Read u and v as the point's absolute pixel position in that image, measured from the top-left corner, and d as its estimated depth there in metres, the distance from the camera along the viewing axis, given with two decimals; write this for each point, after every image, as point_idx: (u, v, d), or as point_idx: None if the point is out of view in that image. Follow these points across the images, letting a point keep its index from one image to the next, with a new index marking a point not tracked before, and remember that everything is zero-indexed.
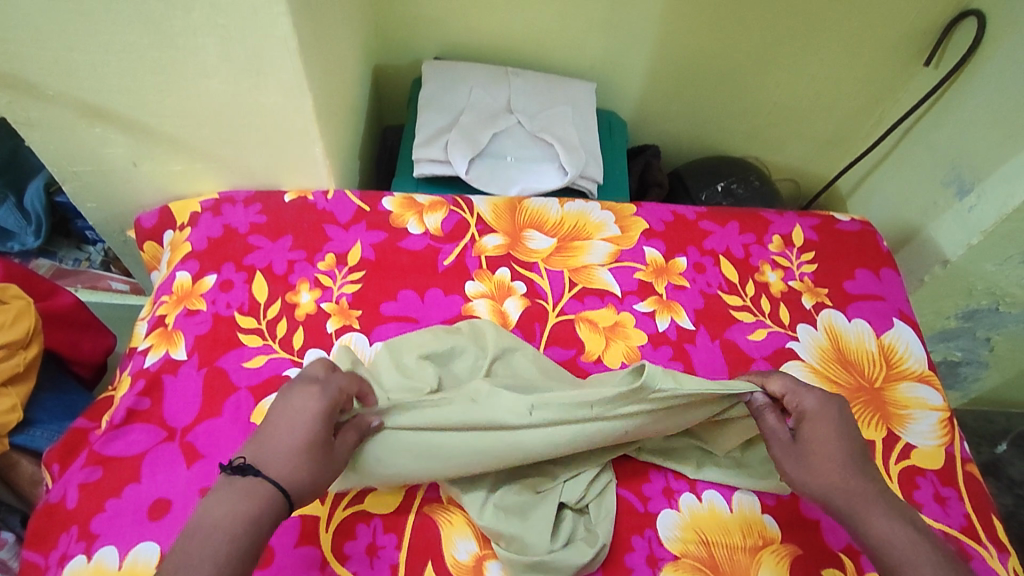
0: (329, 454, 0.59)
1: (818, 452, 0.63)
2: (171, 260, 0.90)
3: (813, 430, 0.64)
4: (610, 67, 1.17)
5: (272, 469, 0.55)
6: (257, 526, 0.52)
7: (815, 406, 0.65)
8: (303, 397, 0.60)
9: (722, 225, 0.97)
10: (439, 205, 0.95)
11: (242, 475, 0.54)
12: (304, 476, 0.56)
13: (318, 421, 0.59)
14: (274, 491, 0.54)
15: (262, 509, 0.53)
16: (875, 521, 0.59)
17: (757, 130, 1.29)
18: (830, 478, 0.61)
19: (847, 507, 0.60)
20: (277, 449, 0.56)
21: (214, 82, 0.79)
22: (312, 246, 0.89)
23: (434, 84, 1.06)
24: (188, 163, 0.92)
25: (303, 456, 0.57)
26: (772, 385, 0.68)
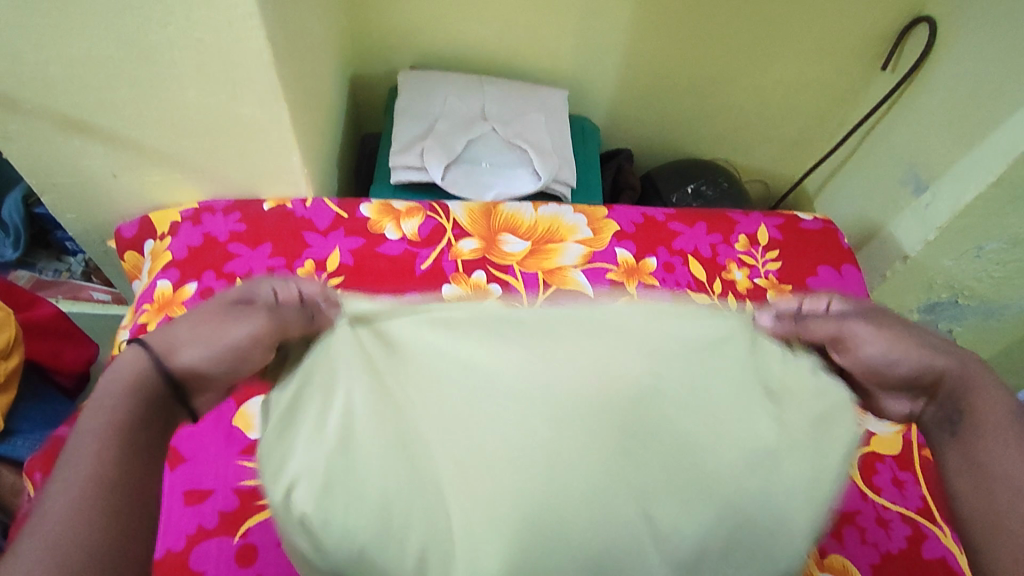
0: (231, 314, 0.55)
1: (898, 336, 0.60)
2: (151, 269, 0.91)
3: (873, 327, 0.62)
4: (582, 74, 1.20)
5: (154, 338, 0.54)
6: (133, 398, 0.49)
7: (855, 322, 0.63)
8: (228, 294, 0.60)
9: (691, 226, 1.01)
10: (415, 211, 0.98)
11: (120, 353, 0.53)
12: (188, 336, 0.54)
13: (231, 300, 0.58)
14: (145, 356, 0.52)
15: (132, 381, 0.50)
16: (990, 395, 0.55)
17: (725, 133, 1.33)
18: (929, 351, 0.59)
19: (959, 375, 0.57)
20: (174, 323, 0.55)
21: (191, 94, 0.81)
22: (291, 253, 0.91)
23: (410, 93, 1.09)
24: (167, 174, 0.94)
25: (195, 325, 0.55)
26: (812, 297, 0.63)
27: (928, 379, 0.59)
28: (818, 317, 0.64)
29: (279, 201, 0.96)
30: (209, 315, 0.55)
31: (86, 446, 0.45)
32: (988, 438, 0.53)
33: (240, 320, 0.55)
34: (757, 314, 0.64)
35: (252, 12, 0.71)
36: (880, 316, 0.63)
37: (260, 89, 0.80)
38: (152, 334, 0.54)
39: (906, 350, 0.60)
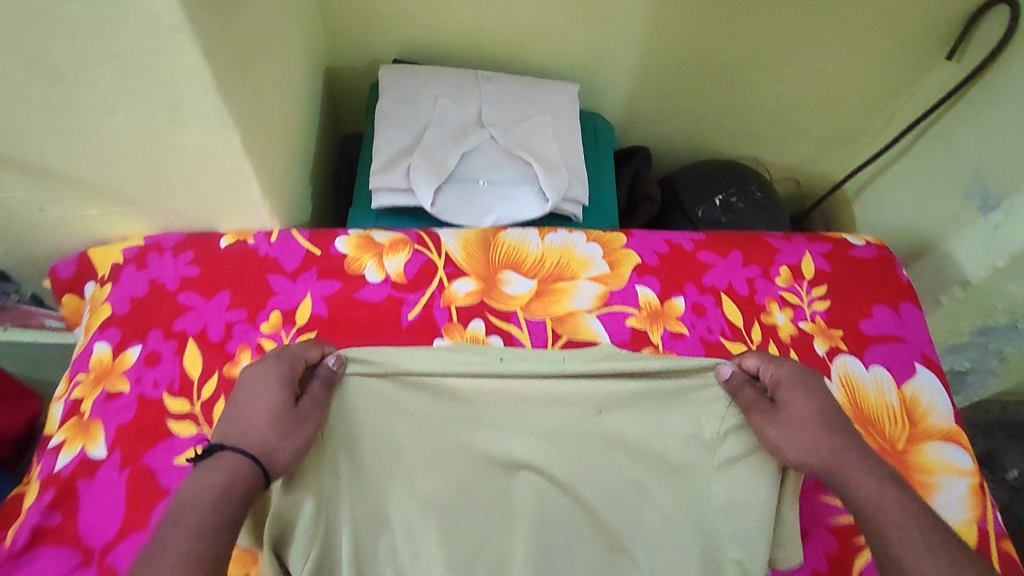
0: (296, 415, 0.58)
1: (796, 413, 0.62)
2: (88, 326, 0.78)
3: (789, 395, 0.64)
4: (596, 64, 1.02)
5: (239, 443, 0.55)
6: (234, 495, 0.51)
7: (790, 375, 0.65)
8: (263, 379, 0.61)
9: (724, 256, 0.86)
10: (401, 244, 0.83)
11: (211, 455, 0.54)
12: (274, 442, 0.56)
13: (273, 389, 0.59)
14: (245, 460, 0.54)
15: (233, 481, 0.52)
16: (861, 488, 0.58)
17: (759, 128, 1.16)
18: (813, 435, 0.61)
19: (829, 468, 0.60)
20: (242, 424, 0.57)
21: (119, 119, 0.64)
22: (253, 302, 0.77)
23: (393, 93, 0.92)
24: (104, 207, 0.79)
25: (270, 427, 0.56)
26: (749, 362, 0.67)
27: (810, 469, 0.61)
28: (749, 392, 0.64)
29: (238, 236, 0.81)
30: (277, 415, 0.57)
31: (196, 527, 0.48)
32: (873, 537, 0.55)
33: (301, 413, 0.58)
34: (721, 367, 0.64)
35: (180, 25, 0.54)
36: (789, 395, 0.64)
37: (202, 114, 0.63)
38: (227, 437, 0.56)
39: (800, 439, 0.61)
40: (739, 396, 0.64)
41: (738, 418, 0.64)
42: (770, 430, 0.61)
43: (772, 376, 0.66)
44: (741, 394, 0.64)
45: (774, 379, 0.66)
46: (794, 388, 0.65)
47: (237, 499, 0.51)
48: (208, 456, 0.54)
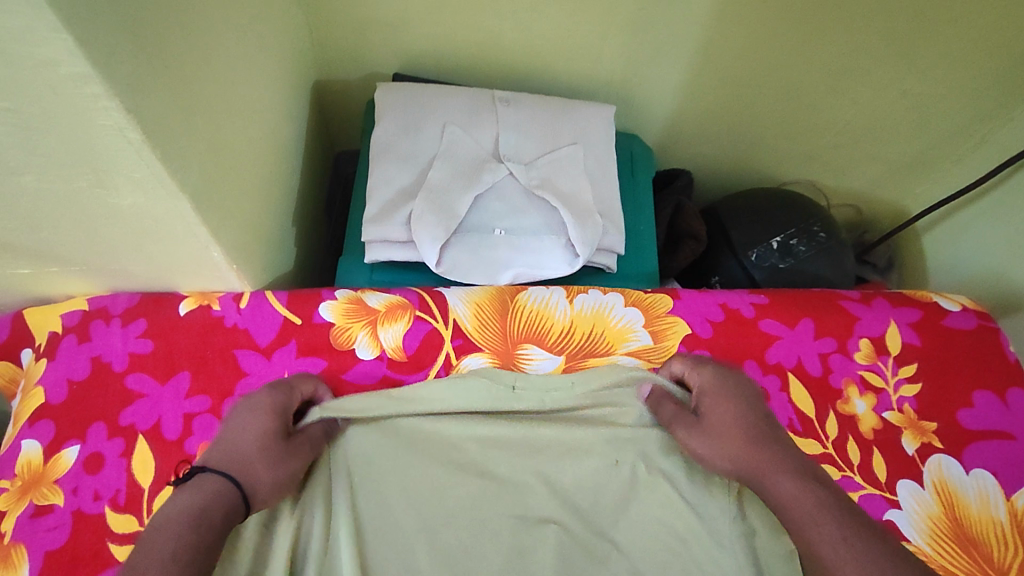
0: (286, 446, 0.56)
1: (716, 420, 0.60)
2: (17, 416, 0.63)
3: (709, 403, 0.61)
4: (634, 80, 0.89)
5: (223, 464, 0.52)
6: (215, 512, 0.48)
7: (708, 380, 0.63)
8: (253, 404, 0.58)
9: (791, 325, 0.71)
10: (399, 310, 0.68)
11: (192, 477, 0.51)
12: (261, 468, 0.53)
13: (263, 418, 0.57)
14: (230, 484, 0.51)
15: (214, 504, 0.49)
16: (780, 483, 0.54)
17: (818, 151, 1.01)
18: (732, 442, 0.58)
19: (747, 470, 0.56)
20: (228, 448, 0.54)
21: (29, 181, 0.51)
22: (219, 388, 0.63)
23: (394, 118, 0.77)
24: (38, 267, 0.65)
25: (259, 454, 0.54)
26: (674, 365, 0.66)
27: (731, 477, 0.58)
28: (671, 407, 0.63)
29: (201, 300, 0.67)
30: (269, 443, 0.55)
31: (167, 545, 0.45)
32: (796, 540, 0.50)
33: (293, 445, 0.56)
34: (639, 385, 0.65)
35: (86, 75, 0.40)
36: (710, 404, 0.61)
37: (133, 176, 0.50)
38: (209, 459, 0.53)
39: (726, 440, 0.58)
40: (664, 414, 0.63)
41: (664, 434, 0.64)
42: (691, 441, 0.60)
43: (696, 384, 0.64)
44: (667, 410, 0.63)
45: (698, 387, 0.64)
46: (714, 393, 0.62)
47: (219, 521, 0.48)
48: (189, 477, 0.51)
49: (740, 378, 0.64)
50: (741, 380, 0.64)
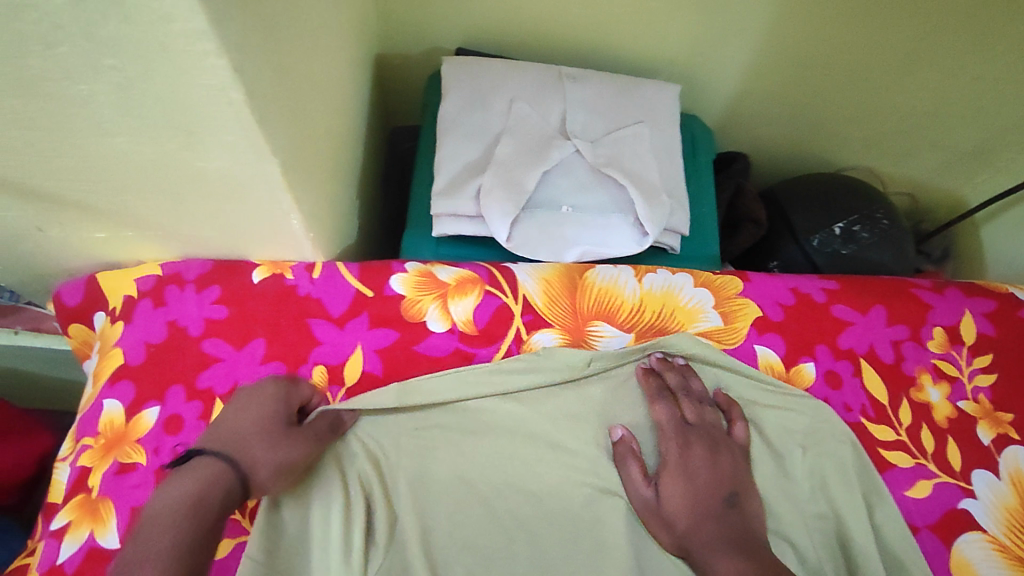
0: (287, 429, 0.53)
1: (675, 495, 0.58)
2: (98, 376, 0.65)
3: (671, 479, 0.58)
4: (700, 59, 0.87)
5: (219, 448, 0.50)
6: (210, 498, 0.46)
7: (674, 453, 0.60)
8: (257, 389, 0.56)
9: (864, 311, 0.70)
10: (470, 285, 0.68)
11: (188, 460, 0.49)
12: (256, 449, 0.51)
13: (268, 404, 0.54)
14: (228, 469, 0.49)
15: (210, 491, 0.47)
16: (721, 566, 0.53)
17: (879, 136, 0.99)
18: (686, 520, 0.57)
19: (693, 550, 0.56)
20: (226, 433, 0.51)
21: (120, 143, 0.51)
22: (293, 355, 0.64)
23: (460, 94, 0.75)
24: (113, 230, 0.66)
25: (260, 438, 0.51)
26: (654, 412, 0.62)
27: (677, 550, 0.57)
28: (633, 464, 0.60)
29: (273, 269, 0.67)
30: (270, 428, 0.53)
31: (156, 536, 0.42)
32: None
33: (297, 429, 0.54)
34: (615, 428, 0.62)
35: (203, 31, 0.39)
36: (671, 476, 0.59)
37: (226, 139, 0.49)
38: (205, 442, 0.51)
39: (694, 515, 0.57)
40: (625, 475, 0.60)
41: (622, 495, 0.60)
42: (649, 503, 0.58)
43: (665, 451, 0.60)
44: (624, 472, 0.60)
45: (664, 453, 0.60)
46: (680, 471, 0.59)
47: (214, 514, 0.45)
48: (185, 460, 0.49)
49: (728, 460, 0.60)
50: (721, 455, 0.60)
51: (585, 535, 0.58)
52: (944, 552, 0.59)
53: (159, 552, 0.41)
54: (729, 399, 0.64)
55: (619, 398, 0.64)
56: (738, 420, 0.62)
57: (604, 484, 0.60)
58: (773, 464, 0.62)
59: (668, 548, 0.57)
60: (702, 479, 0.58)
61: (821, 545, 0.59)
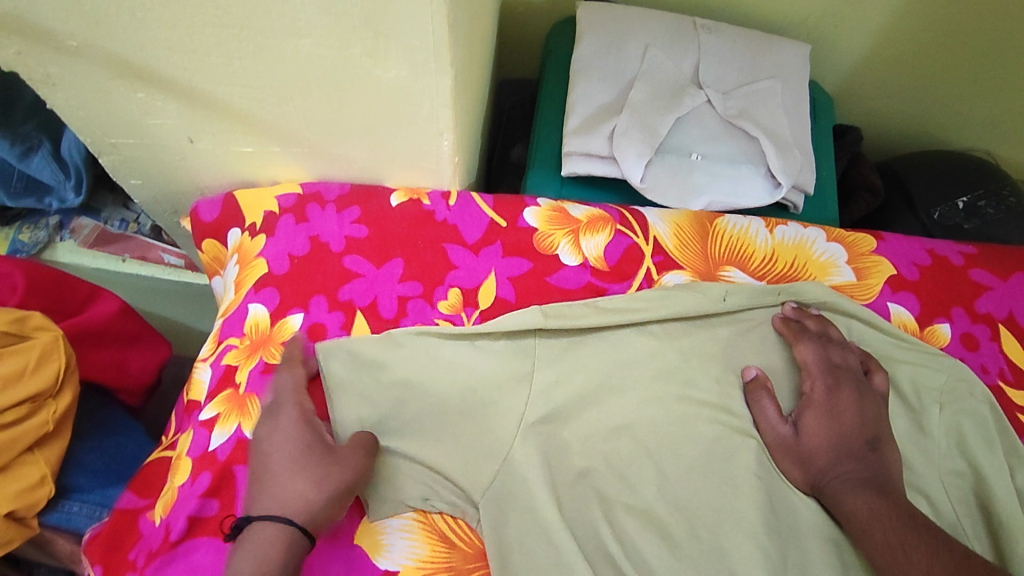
0: (321, 461, 0.52)
1: (813, 435, 0.57)
2: (238, 284, 0.67)
3: (811, 419, 0.58)
4: (830, 22, 0.86)
5: (273, 509, 0.50)
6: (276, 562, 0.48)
7: (818, 394, 0.59)
8: (278, 419, 0.55)
9: (1003, 278, 0.69)
10: (601, 223, 0.69)
11: (251, 529, 0.49)
12: (303, 497, 0.51)
13: (296, 439, 0.54)
14: (291, 529, 0.49)
15: (281, 553, 0.49)
16: (862, 502, 0.53)
17: (1003, 116, 0.95)
18: (824, 459, 0.56)
19: (828, 486, 0.55)
20: (270, 485, 0.51)
21: (307, 45, 0.53)
22: (429, 276, 0.65)
23: (595, 41, 0.76)
24: (262, 145, 0.68)
25: (306, 483, 0.51)
26: (797, 353, 0.61)
27: (809, 489, 0.57)
28: (771, 403, 0.59)
29: (411, 194, 0.69)
30: (305, 465, 0.52)
31: None
32: (865, 550, 0.51)
33: (338, 455, 0.53)
34: (747, 368, 0.62)
35: None
36: (812, 416, 0.58)
37: (410, 44, 0.51)
38: (256, 502, 0.51)
39: (834, 454, 0.56)
40: (759, 412, 0.59)
41: (757, 436, 0.59)
42: (787, 441, 0.58)
43: (807, 392, 0.60)
44: (759, 410, 0.59)
45: (805, 394, 0.60)
46: (820, 412, 0.58)
47: None
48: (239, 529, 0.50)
49: (871, 406, 0.59)
50: (863, 398, 0.59)
51: (716, 470, 0.58)
52: None
53: None
54: (868, 353, 0.63)
55: (751, 341, 0.64)
56: (877, 370, 0.61)
57: (736, 423, 0.60)
58: (907, 418, 0.61)
59: (797, 485, 0.58)
60: (847, 421, 0.58)
61: (958, 501, 0.58)
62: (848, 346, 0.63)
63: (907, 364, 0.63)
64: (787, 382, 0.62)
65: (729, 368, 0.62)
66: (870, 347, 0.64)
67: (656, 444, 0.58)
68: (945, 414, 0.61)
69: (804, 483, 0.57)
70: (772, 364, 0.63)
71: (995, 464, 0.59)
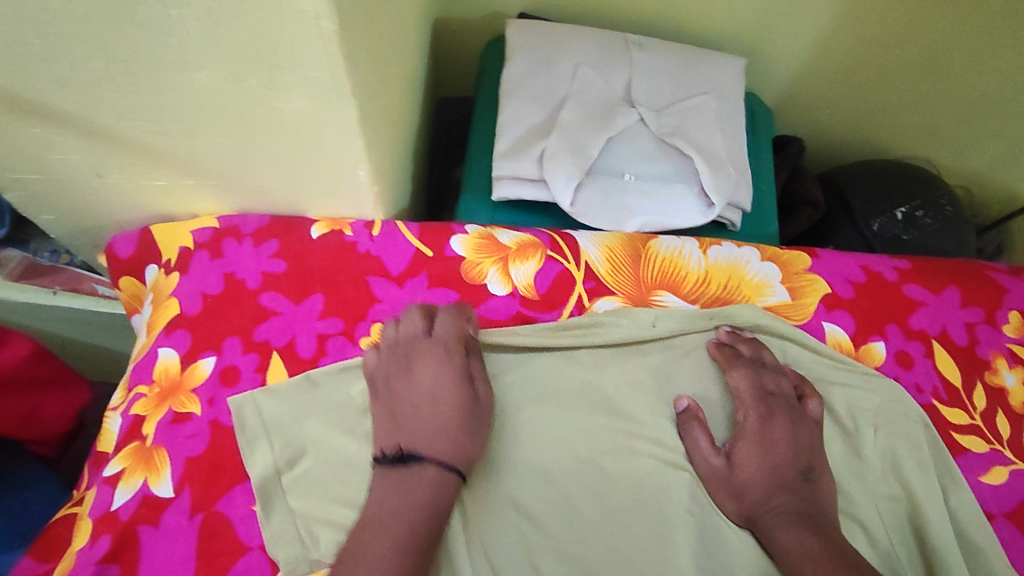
0: (477, 408, 0.55)
1: (747, 468, 0.56)
2: (151, 326, 0.64)
3: (744, 451, 0.56)
4: (766, 34, 0.85)
5: (434, 446, 0.52)
6: (439, 500, 0.50)
7: (752, 425, 0.57)
8: (422, 366, 0.56)
9: (936, 292, 0.68)
10: (531, 249, 0.67)
11: (407, 464, 0.51)
12: (460, 439, 0.53)
13: (450, 387, 0.54)
14: (444, 469, 0.51)
15: (437, 493, 0.50)
16: (793, 539, 0.51)
17: (940, 124, 0.96)
18: (756, 492, 0.55)
19: (760, 521, 0.54)
20: (427, 421, 0.53)
21: (201, 77, 0.49)
22: (351, 311, 0.63)
23: (524, 60, 0.75)
24: (173, 179, 0.64)
25: (459, 428, 0.53)
26: (732, 380, 0.60)
27: (742, 523, 0.55)
28: (704, 435, 0.58)
29: (333, 225, 0.66)
30: (463, 408, 0.54)
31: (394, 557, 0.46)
32: None
33: (481, 404, 0.55)
34: (679, 399, 0.60)
35: None
36: (745, 447, 0.57)
37: (308, 75, 0.48)
38: (415, 438, 0.53)
39: (768, 486, 0.55)
40: (692, 444, 0.58)
41: (690, 470, 0.58)
42: (722, 474, 0.56)
43: (741, 421, 0.58)
44: (691, 441, 0.58)
45: (739, 423, 0.58)
46: (754, 443, 0.57)
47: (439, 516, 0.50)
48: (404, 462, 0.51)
49: (805, 434, 0.58)
50: (797, 427, 0.58)
51: (647, 507, 0.56)
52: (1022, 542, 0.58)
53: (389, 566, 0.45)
54: (803, 376, 0.62)
55: (685, 368, 0.62)
56: (812, 395, 0.60)
57: (669, 456, 0.58)
58: (842, 442, 0.60)
59: (732, 519, 0.56)
60: (780, 451, 0.56)
61: (893, 528, 0.57)
62: (783, 369, 0.61)
63: (842, 386, 0.62)
64: (722, 411, 0.61)
65: (662, 399, 0.60)
66: (805, 371, 0.63)
67: (589, 482, 0.56)
68: (879, 436, 0.60)
69: (738, 517, 0.55)
70: (706, 392, 0.61)
71: (928, 487, 0.58)
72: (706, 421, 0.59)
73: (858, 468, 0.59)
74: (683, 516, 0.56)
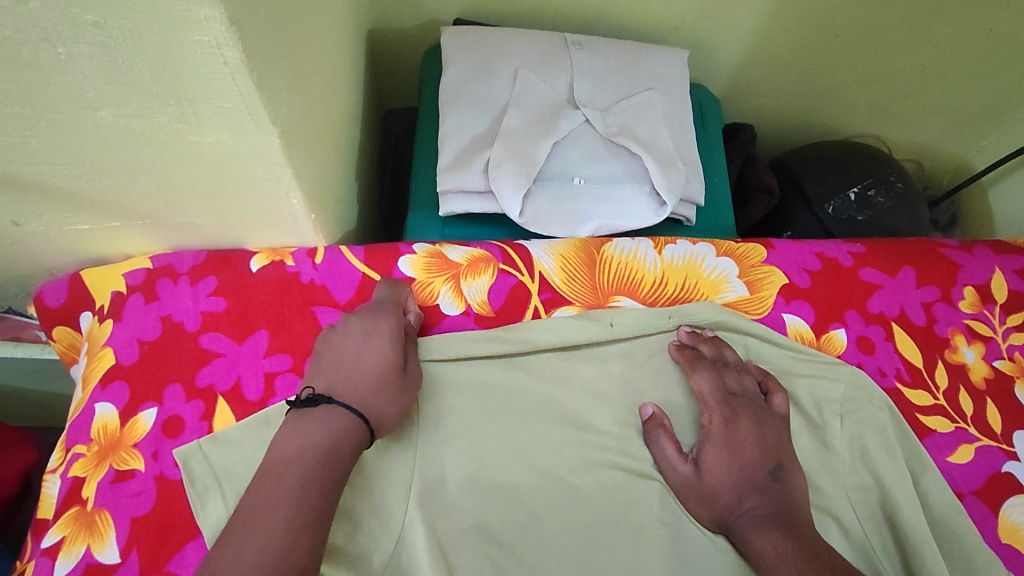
0: (405, 379, 0.52)
1: (716, 473, 0.54)
2: (85, 379, 0.60)
3: (712, 455, 0.55)
4: (707, 24, 0.84)
5: (351, 396, 0.49)
6: (344, 449, 0.46)
7: (718, 428, 0.56)
8: (355, 322, 0.54)
9: (892, 274, 0.68)
10: (483, 263, 0.64)
11: (314, 406, 0.47)
12: (381, 400, 0.50)
13: (381, 345, 0.52)
14: (354, 420, 0.48)
15: (342, 440, 0.46)
16: (764, 540, 0.50)
17: (886, 100, 0.96)
18: (727, 497, 0.54)
19: (733, 524, 0.53)
20: (346, 372, 0.50)
21: (107, 117, 0.46)
22: (299, 346, 0.60)
23: (462, 67, 0.72)
24: (97, 222, 0.60)
25: (380, 385, 0.50)
26: (695, 381, 0.59)
27: (715, 527, 0.54)
28: (668, 440, 0.56)
29: (273, 256, 0.63)
30: (391, 369, 0.52)
31: (284, 509, 0.41)
32: None
33: (408, 378, 0.53)
34: (644, 407, 0.59)
35: None
36: (711, 450, 0.55)
37: (222, 107, 0.45)
38: (330, 386, 0.49)
39: (739, 487, 0.54)
40: (659, 453, 0.56)
41: (660, 480, 0.56)
42: (691, 481, 0.55)
43: (707, 424, 0.57)
44: (658, 450, 0.56)
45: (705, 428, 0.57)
46: (721, 446, 0.56)
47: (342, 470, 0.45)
48: (314, 406, 0.47)
49: (772, 433, 0.57)
50: (765, 427, 0.56)
51: (619, 521, 0.54)
52: (992, 519, 0.58)
53: (278, 512, 0.41)
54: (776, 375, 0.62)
55: (647, 373, 0.61)
56: (776, 391, 0.60)
57: (638, 467, 0.57)
58: (810, 435, 0.59)
59: (705, 525, 0.55)
60: (748, 452, 0.55)
61: (866, 519, 0.57)
62: (744, 367, 0.61)
63: (807, 379, 0.62)
64: (690, 416, 0.60)
65: (627, 408, 0.59)
66: (770, 366, 0.62)
67: (558, 501, 0.54)
68: (845, 425, 0.60)
69: (711, 523, 0.54)
70: (671, 398, 0.60)
71: (896, 473, 0.58)
72: (670, 425, 0.58)
73: (828, 460, 0.58)
74: (656, 527, 0.54)
